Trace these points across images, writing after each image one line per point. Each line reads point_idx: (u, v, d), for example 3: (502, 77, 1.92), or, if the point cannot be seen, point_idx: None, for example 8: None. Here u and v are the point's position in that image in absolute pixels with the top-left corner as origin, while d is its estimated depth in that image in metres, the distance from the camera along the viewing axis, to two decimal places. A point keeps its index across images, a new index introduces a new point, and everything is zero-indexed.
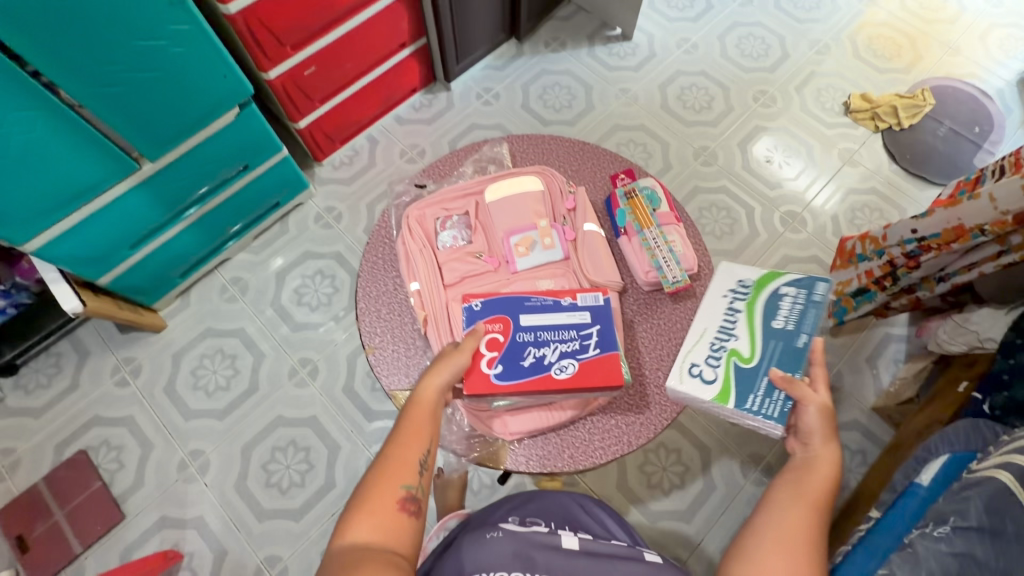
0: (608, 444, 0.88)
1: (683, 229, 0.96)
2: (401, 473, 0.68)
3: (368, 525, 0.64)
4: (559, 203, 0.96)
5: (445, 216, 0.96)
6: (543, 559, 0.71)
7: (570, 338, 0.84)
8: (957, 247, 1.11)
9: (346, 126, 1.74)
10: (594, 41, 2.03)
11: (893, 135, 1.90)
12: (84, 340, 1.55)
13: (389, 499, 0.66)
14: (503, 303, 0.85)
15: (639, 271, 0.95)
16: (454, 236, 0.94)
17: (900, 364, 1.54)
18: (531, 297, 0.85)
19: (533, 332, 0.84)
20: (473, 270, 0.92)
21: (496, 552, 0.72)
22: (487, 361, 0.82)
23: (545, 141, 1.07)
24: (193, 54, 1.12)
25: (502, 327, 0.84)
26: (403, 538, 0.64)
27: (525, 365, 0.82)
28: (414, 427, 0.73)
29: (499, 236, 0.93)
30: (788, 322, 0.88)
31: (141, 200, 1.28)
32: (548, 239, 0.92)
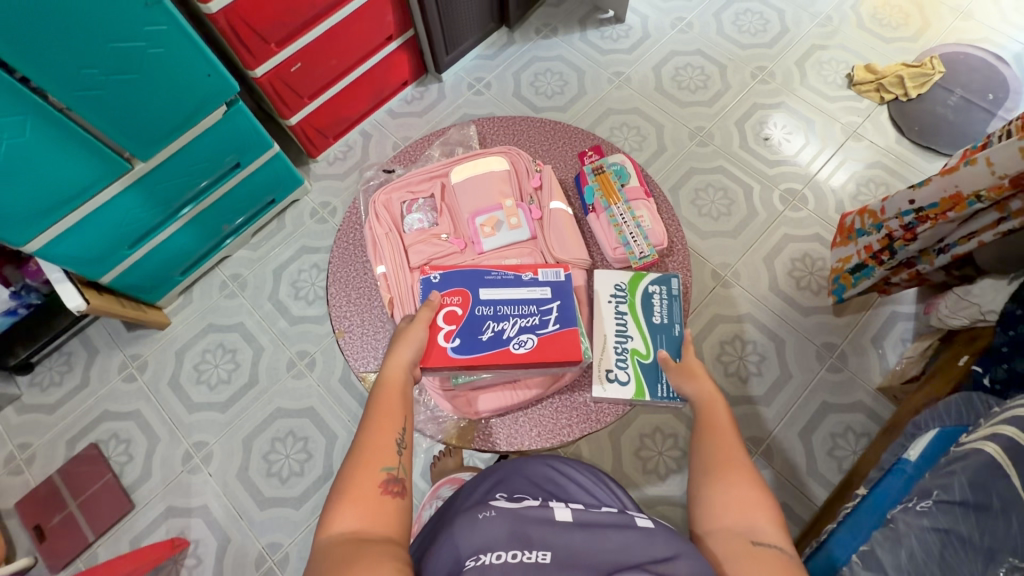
0: (575, 421, 0.90)
1: (651, 204, 0.97)
2: (377, 456, 0.68)
3: (352, 513, 0.62)
4: (526, 181, 0.96)
5: (411, 199, 0.96)
6: (538, 532, 0.66)
7: (530, 313, 0.84)
8: (954, 217, 1.06)
9: (337, 121, 1.76)
10: (586, 25, 2.01)
11: (899, 106, 1.83)
12: (93, 339, 1.61)
13: (372, 484, 0.65)
14: (458, 272, 0.86)
15: (605, 250, 0.97)
16: (421, 219, 0.94)
17: (908, 344, 1.49)
18: (491, 271, 0.86)
19: (490, 307, 0.84)
20: (441, 250, 0.92)
21: (489, 532, 0.66)
22: (444, 335, 0.82)
23: (517, 123, 1.08)
24: (174, 54, 1.14)
25: (459, 301, 0.84)
26: (389, 514, 0.63)
27: (483, 340, 0.82)
28: (384, 408, 0.72)
29: (465, 218, 0.94)
30: (663, 317, 0.93)
31: (134, 199, 1.31)
32: (515, 219, 0.93)
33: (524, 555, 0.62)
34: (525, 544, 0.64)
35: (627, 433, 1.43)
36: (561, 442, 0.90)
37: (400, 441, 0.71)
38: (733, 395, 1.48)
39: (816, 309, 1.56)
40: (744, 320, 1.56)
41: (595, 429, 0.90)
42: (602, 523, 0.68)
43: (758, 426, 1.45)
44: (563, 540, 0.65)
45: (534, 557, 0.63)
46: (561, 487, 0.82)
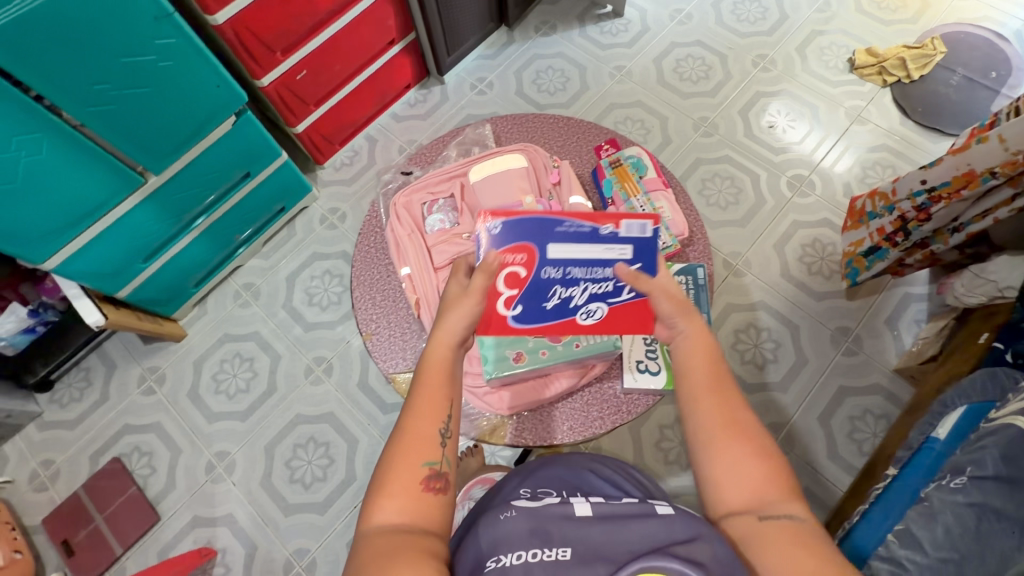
0: (606, 413, 0.95)
1: (670, 195, 0.99)
2: (420, 447, 0.66)
3: (396, 504, 0.62)
4: (544, 177, 0.97)
5: (431, 201, 0.97)
6: (557, 527, 0.65)
7: (604, 280, 0.81)
8: (968, 194, 1.07)
9: (342, 127, 1.76)
10: (584, 21, 2.01)
11: (902, 88, 1.83)
12: (110, 354, 1.62)
13: (416, 477, 0.65)
14: (528, 227, 0.78)
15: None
16: (442, 219, 0.96)
17: (922, 324, 1.49)
18: (566, 226, 0.77)
19: (562, 270, 0.80)
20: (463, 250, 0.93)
21: (506, 532, 0.66)
22: (507, 300, 0.81)
23: (530, 121, 1.09)
24: (182, 66, 1.15)
25: (525, 262, 0.79)
26: (431, 512, 0.63)
27: (550, 305, 0.82)
28: (426, 395, 0.70)
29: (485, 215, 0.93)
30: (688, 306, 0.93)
31: (148, 212, 1.32)
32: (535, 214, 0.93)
33: (544, 552, 0.62)
34: (545, 540, 0.64)
35: (647, 425, 1.44)
36: (592, 433, 0.94)
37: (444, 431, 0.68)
38: (751, 382, 1.49)
39: (829, 293, 1.56)
40: (758, 307, 1.57)
41: (625, 420, 0.95)
42: (628, 515, 0.66)
43: (777, 413, 1.45)
44: (588, 535, 0.64)
45: (555, 553, 0.62)
46: (589, 483, 0.82)
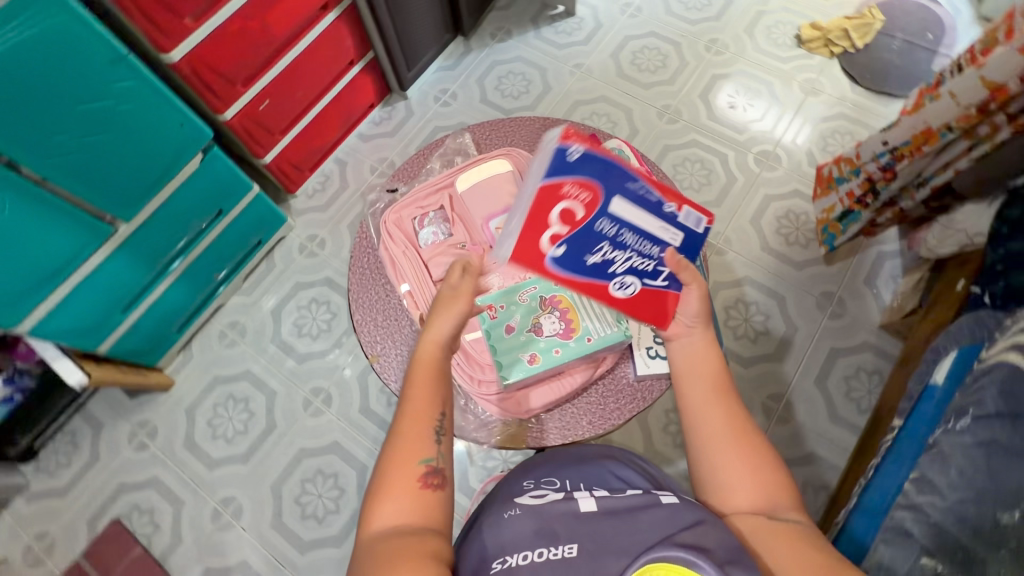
0: (623, 403, 0.97)
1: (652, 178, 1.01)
2: (415, 447, 0.70)
3: (389, 504, 0.65)
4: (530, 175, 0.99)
5: (421, 215, 0.97)
6: (565, 526, 0.69)
7: (649, 257, 0.81)
8: (928, 149, 1.12)
9: (310, 153, 1.74)
10: (538, 23, 2.04)
11: (849, 58, 1.90)
12: (95, 413, 1.55)
13: (411, 476, 0.68)
14: (602, 162, 0.76)
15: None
16: (434, 232, 0.96)
17: (899, 279, 1.55)
18: (637, 186, 0.77)
19: (617, 226, 0.78)
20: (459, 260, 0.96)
21: (513, 529, 0.71)
22: (552, 238, 0.75)
23: (506, 125, 1.11)
24: (142, 108, 1.12)
25: (585, 200, 0.75)
26: (423, 506, 0.66)
27: (588, 260, 0.78)
28: (419, 396, 0.74)
29: (478, 223, 0.94)
30: None
31: (122, 261, 1.28)
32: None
33: (548, 550, 0.66)
34: (550, 538, 0.68)
35: (652, 412, 1.46)
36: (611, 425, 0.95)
37: (438, 430, 0.73)
38: (746, 356, 1.52)
39: (808, 261, 1.61)
40: (743, 283, 1.60)
41: (643, 406, 0.97)
42: (630, 503, 0.71)
43: (776, 382, 1.49)
44: (597, 526, 0.67)
45: (561, 551, 0.66)
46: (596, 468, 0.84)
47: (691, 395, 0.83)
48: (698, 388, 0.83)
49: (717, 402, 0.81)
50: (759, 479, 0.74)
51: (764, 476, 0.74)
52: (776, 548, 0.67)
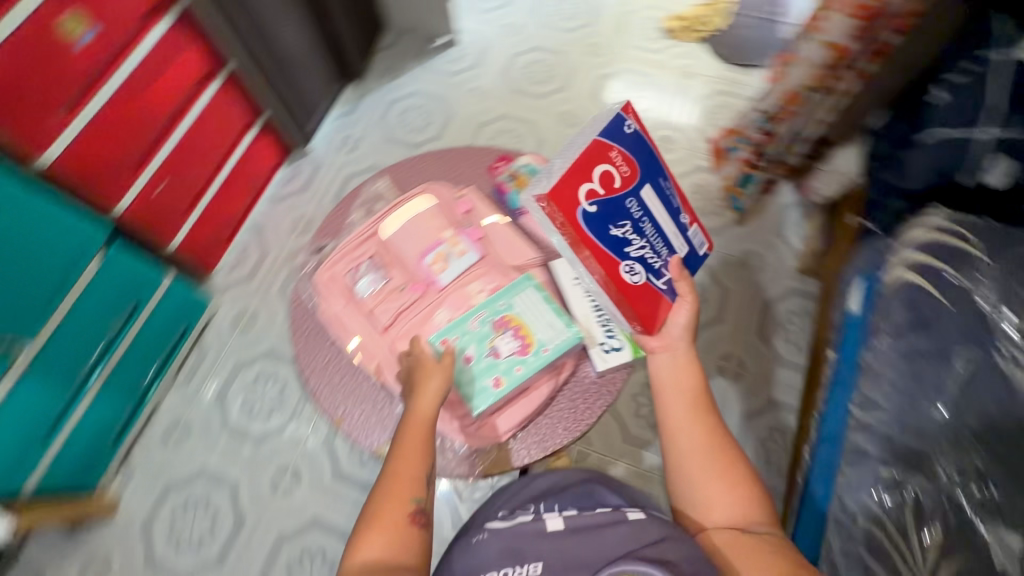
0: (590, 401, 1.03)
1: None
2: (405, 490, 0.80)
3: (376, 541, 0.76)
4: (454, 210, 1.02)
5: (354, 267, 1.00)
6: (530, 549, 0.81)
7: (659, 257, 0.94)
8: (798, 108, 1.25)
9: (222, 226, 1.66)
10: (427, 56, 2.08)
11: (714, 38, 2.09)
12: (33, 560, 1.38)
13: (400, 515, 0.79)
14: (641, 156, 0.92)
15: (542, 242, 1.06)
16: (373, 281, 0.99)
17: (803, 225, 1.70)
18: (666, 188, 0.95)
19: (641, 216, 0.92)
20: (404, 304, 0.98)
21: (480, 559, 0.83)
22: (588, 193, 0.85)
23: (419, 162, 1.15)
24: (21, 219, 1.04)
25: (625, 177, 0.90)
26: (410, 539, 0.77)
27: (611, 231, 0.88)
28: (404, 451, 0.83)
29: (413, 262, 0.97)
30: None
31: (32, 387, 1.16)
32: (460, 245, 0.98)
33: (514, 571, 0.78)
34: (516, 559, 0.80)
35: (622, 401, 1.50)
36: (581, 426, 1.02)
37: (426, 475, 0.83)
38: None
39: (724, 225, 1.74)
40: None
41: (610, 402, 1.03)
42: (599, 524, 0.82)
43: (724, 343, 1.58)
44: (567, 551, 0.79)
45: (527, 569, 0.78)
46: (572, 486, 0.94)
47: (670, 422, 0.92)
48: (680, 409, 0.92)
49: (693, 424, 0.91)
50: (732, 494, 0.85)
51: (737, 495, 0.85)
52: (741, 563, 0.78)
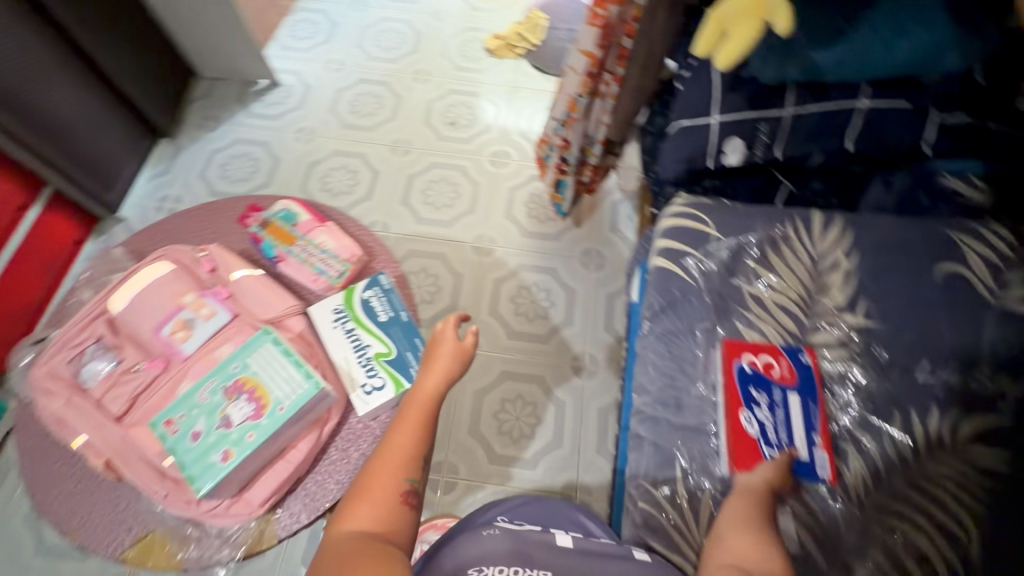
0: (477, 471, 0.93)
1: (334, 226, 0.70)
2: (393, 465, 0.47)
3: (373, 506, 0.45)
4: (194, 268, 0.63)
5: (72, 356, 0.58)
6: (541, 551, 0.47)
7: (778, 438, 0.54)
8: None
9: None
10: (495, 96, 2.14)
11: None
12: None
13: (392, 492, 0.46)
14: (811, 387, 0.56)
15: (304, 291, 0.68)
16: (97, 370, 0.58)
17: None
18: (819, 423, 0.55)
19: (781, 404, 0.56)
20: (142, 386, 0.57)
21: (481, 552, 0.46)
22: (748, 356, 0.57)
23: (392, 211, 1.18)
24: None
25: (786, 375, 0.57)
26: (407, 530, 0.45)
27: (749, 386, 0.56)
28: (404, 431, 0.50)
29: (144, 335, 0.59)
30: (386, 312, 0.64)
31: None
32: (205, 308, 0.60)
33: (524, 571, 0.44)
34: (526, 559, 0.45)
35: None
36: (450, 499, 0.91)
37: (424, 457, 0.50)
38: None
39: None
40: None
41: (502, 483, 0.93)
42: (604, 551, 0.48)
43: None
44: (570, 563, 0.45)
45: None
46: (544, 509, 0.63)
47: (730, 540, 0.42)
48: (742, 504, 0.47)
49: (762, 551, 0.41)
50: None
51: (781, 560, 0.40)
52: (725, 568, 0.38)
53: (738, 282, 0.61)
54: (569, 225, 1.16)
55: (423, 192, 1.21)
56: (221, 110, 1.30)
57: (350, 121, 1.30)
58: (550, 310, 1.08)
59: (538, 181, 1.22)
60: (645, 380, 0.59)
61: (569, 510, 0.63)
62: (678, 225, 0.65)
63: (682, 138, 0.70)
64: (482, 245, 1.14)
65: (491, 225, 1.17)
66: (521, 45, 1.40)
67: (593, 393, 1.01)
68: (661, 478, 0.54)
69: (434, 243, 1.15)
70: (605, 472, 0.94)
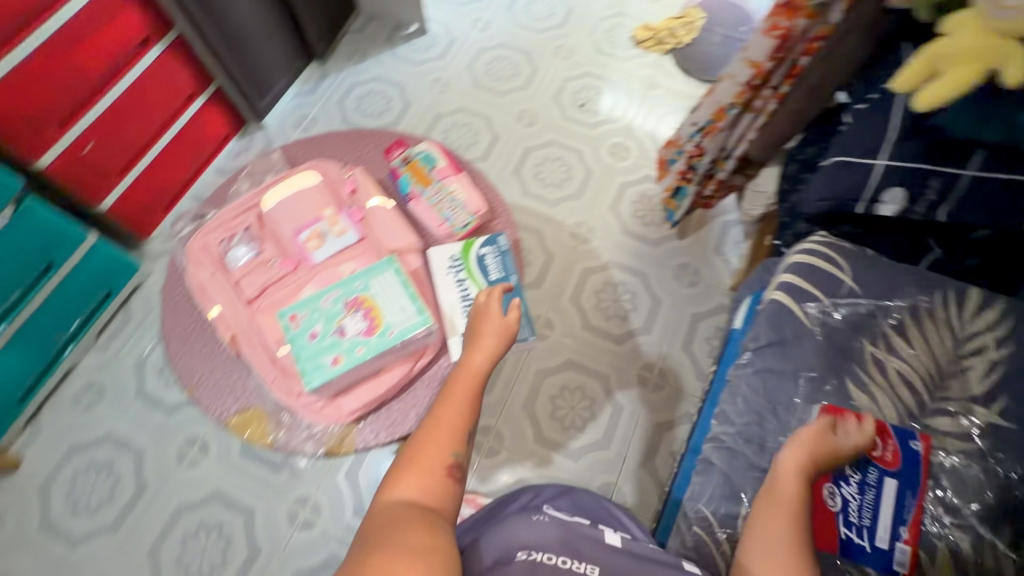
0: (522, 445, 0.96)
1: (465, 179, 0.78)
2: (441, 438, 0.50)
3: (421, 477, 0.48)
4: (337, 186, 0.75)
5: (228, 237, 0.75)
6: (589, 548, 0.49)
7: (859, 520, 0.51)
8: None
9: None
10: None
11: None
12: None
13: (438, 464, 0.49)
14: (910, 480, 0.52)
15: (427, 230, 0.76)
16: (242, 252, 0.73)
17: None
18: (909, 515, 0.51)
19: (873, 487, 0.52)
20: (272, 276, 0.72)
21: (529, 539, 0.49)
22: (853, 433, 0.53)
23: (502, 178, 1.20)
24: None
25: (887, 459, 0.53)
26: (452, 501, 0.48)
27: (842, 462, 0.53)
28: (453, 407, 0.53)
29: (285, 234, 0.72)
30: (497, 272, 0.71)
31: None
32: (338, 225, 0.72)
33: (572, 561, 0.47)
34: (575, 551, 0.48)
35: None
36: (491, 464, 0.94)
37: (469, 432, 0.53)
38: None
39: None
40: None
41: (544, 464, 0.95)
42: (652, 557, 0.50)
43: None
44: (618, 562, 0.49)
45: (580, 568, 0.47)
46: (585, 502, 0.65)
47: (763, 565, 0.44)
48: (781, 520, 0.46)
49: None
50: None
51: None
52: None
53: (865, 342, 0.57)
54: (673, 235, 1.13)
55: (535, 167, 1.22)
56: (370, 46, 1.36)
57: (484, 81, 1.33)
58: (632, 314, 1.06)
59: (652, 182, 1.19)
60: (731, 411, 0.57)
61: (609, 506, 0.66)
62: (811, 264, 0.60)
63: (835, 174, 0.65)
64: (580, 233, 1.14)
65: (594, 215, 1.16)
66: (671, 41, 1.35)
67: (654, 407, 0.99)
68: (723, 511, 0.53)
69: (535, 218, 1.16)
70: (646, 486, 0.93)
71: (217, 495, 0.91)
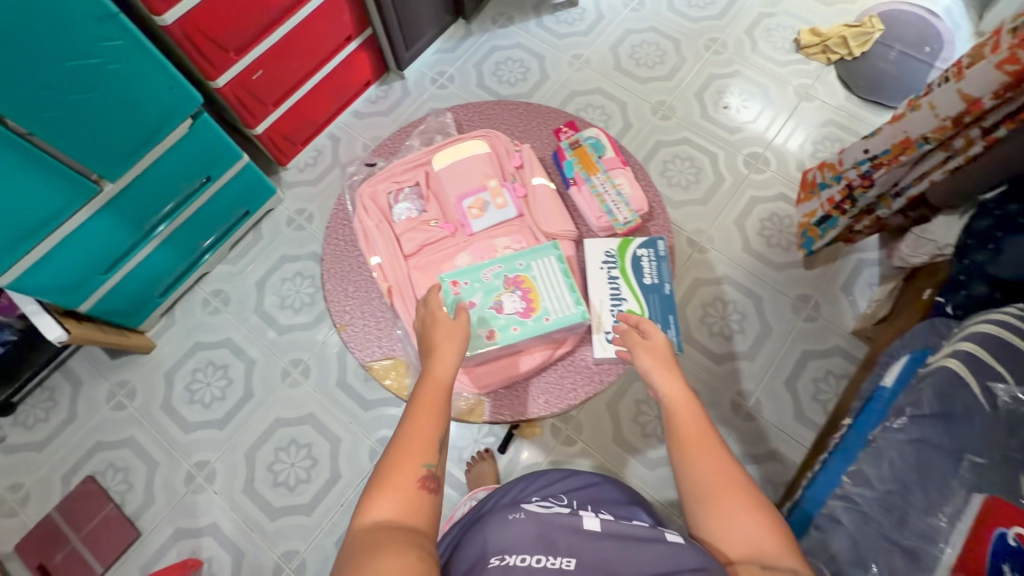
0: (600, 441, 0.95)
1: (631, 171, 0.78)
2: (410, 454, 0.47)
3: (397, 497, 0.44)
4: (506, 158, 0.77)
5: (395, 189, 0.77)
6: (566, 536, 0.44)
7: None
8: None
9: None
10: None
11: None
12: None
13: (410, 479, 0.46)
14: None
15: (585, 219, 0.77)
16: (409, 208, 0.76)
17: None
18: None
19: None
20: (432, 238, 0.74)
21: (504, 543, 0.44)
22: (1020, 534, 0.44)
23: None
24: None
25: None
26: (432, 515, 0.45)
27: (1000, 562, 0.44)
28: (420, 421, 0.50)
29: (448, 199, 0.75)
30: (652, 278, 0.73)
31: None
32: (500, 198, 0.75)
33: (547, 560, 0.42)
34: (551, 545, 0.43)
35: None
36: (567, 451, 0.95)
37: (440, 444, 0.50)
38: None
39: None
40: None
41: (623, 464, 0.94)
42: (634, 536, 0.44)
43: None
44: (596, 548, 0.42)
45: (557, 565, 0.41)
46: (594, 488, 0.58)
47: (706, 491, 0.45)
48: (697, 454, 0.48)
49: (748, 509, 0.44)
50: (772, 535, 0.42)
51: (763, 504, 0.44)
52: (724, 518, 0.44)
53: None
54: (800, 263, 1.05)
55: (663, 163, 1.17)
56: (516, 11, 1.34)
57: (625, 66, 1.28)
58: (739, 335, 1.01)
59: (788, 202, 1.11)
60: (872, 473, 0.55)
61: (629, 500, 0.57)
62: (996, 336, 0.56)
63: None
64: (698, 241, 1.09)
65: (716, 225, 1.10)
66: (840, 51, 1.23)
67: (743, 436, 0.95)
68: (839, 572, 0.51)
69: None
70: None
71: (312, 417, 0.99)
